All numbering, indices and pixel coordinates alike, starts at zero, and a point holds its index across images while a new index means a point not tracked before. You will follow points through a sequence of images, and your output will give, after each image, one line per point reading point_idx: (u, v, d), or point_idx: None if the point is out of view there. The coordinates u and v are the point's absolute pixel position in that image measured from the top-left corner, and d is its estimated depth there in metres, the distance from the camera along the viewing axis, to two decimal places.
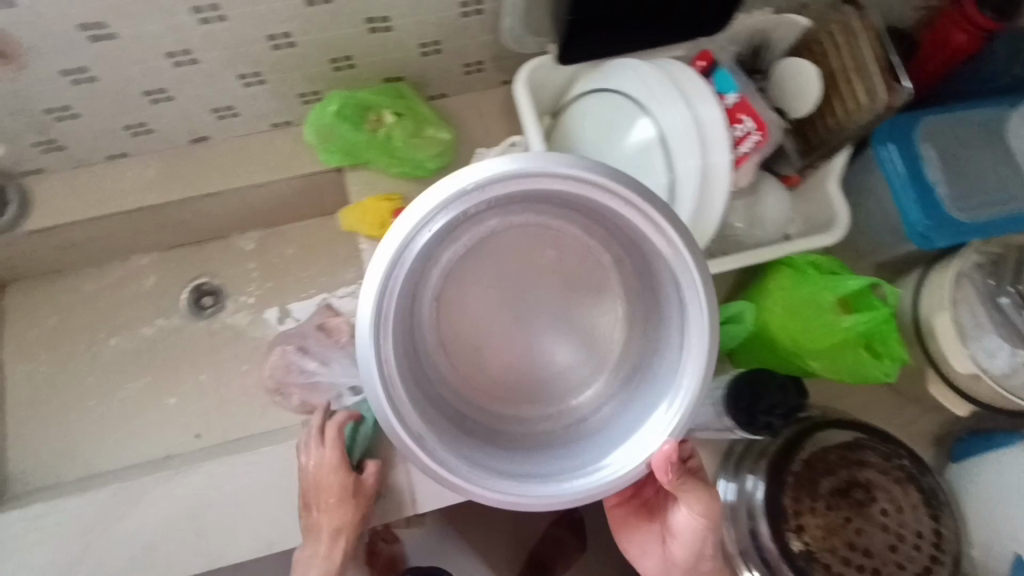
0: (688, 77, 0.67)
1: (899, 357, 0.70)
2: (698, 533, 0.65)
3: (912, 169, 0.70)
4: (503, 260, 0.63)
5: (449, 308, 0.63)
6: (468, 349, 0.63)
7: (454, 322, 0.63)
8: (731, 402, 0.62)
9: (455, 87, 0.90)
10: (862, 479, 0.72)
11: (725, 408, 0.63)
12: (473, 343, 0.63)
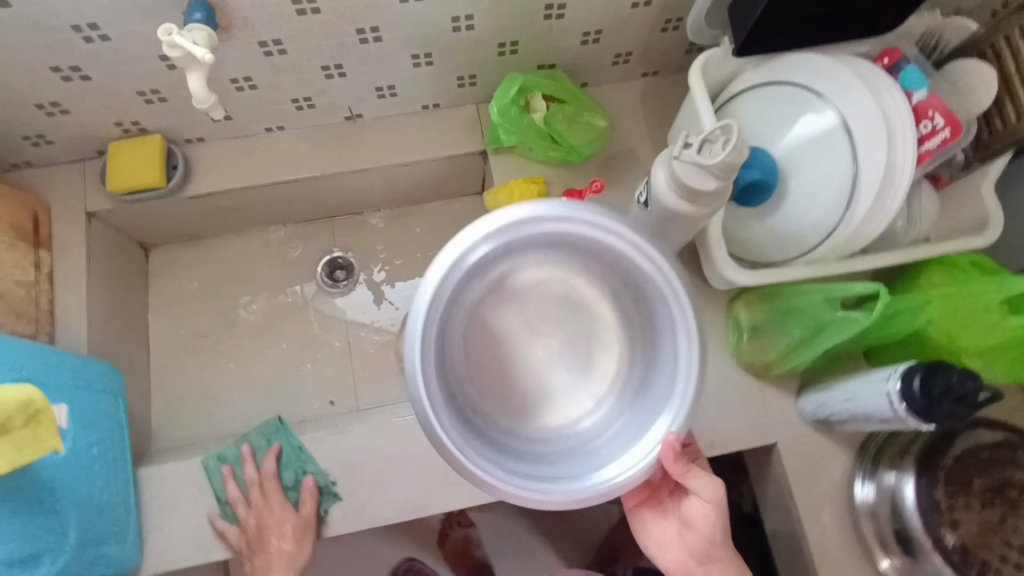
0: (875, 75, 0.69)
1: None
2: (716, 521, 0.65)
3: None
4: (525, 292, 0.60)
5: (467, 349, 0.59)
6: (491, 370, 0.59)
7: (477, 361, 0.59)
8: (912, 395, 0.63)
9: (600, 77, 0.93)
10: (1016, 479, 0.73)
11: (903, 399, 0.64)
12: (494, 380, 0.59)
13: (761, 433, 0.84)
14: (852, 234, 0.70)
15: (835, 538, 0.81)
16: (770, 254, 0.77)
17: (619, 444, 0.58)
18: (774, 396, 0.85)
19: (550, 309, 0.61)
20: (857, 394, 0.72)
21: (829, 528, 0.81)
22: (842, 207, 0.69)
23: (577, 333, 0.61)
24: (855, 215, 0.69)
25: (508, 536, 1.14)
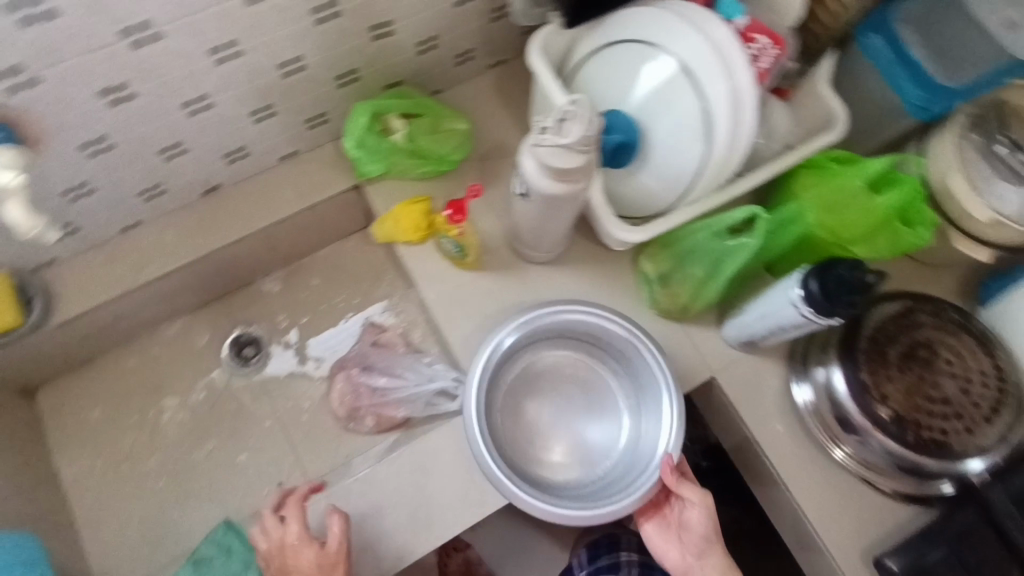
0: (696, 13, 0.71)
1: (930, 222, 0.76)
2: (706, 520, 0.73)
3: (897, 51, 0.78)
4: (546, 381, 0.86)
5: (515, 418, 0.84)
6: (535, 437, 0.83)
7: (522, 426, 0.83)
8: (815, 296, 0.66)
9: (449, 80, 0.92)
10: (923, 340, 0.79)
11: (809, 302, 0.67)
12: (538, 437, 0.83)
13: (700, 371, 0.87)
14: (719, 166, 0.73)
15: (792, 443, 0.85)
16: (654, 205, 0.79)
17: (637, 465, 0.78)
18: (702, 332, 0.89)
19: (568, 379, 0.86)
20: (767, 311, 0.76)
21: (784, 435, 0.86)
22: (704, 145, 0.72)
23: (587, 392, 0.86)
24: (717, 149, 0.72)
25: (504, 546, 1.14)
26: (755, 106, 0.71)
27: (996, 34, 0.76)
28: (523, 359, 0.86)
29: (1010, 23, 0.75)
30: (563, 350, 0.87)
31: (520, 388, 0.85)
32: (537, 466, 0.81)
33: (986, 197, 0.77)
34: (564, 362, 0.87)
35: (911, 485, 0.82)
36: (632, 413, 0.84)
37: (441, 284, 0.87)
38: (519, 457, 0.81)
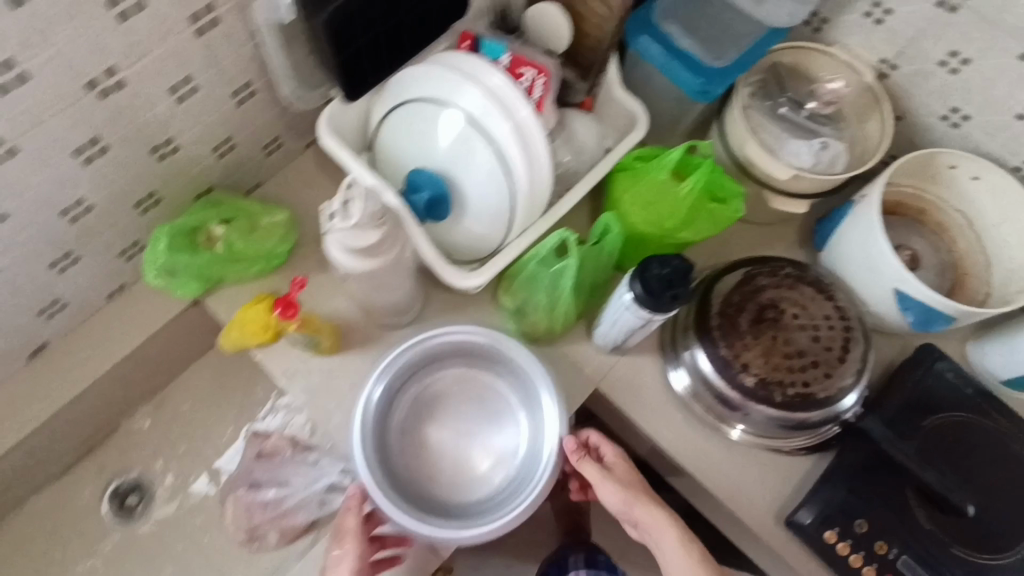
0: (465, 63, 0.72)
1: (737, 193, 0.80)
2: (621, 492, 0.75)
3: (668, 47, 0.82)
4: (433, 401, 0.84)
5: (414, 449, 0.82)
6: (438, 459, 0.82)
7: (430, 461, 0.82)
8: (642, 296, 0.68)
9: (265, 172, 0.91)
10: (768, 301, 0.83)
11: (639, 303, 0.69)
12: (443, 459, 0.82)
13: (585, 386, 0.88)
14: (529, 198, 0.75)
15: (686, 426, 0.87)
16: (485, 246, 0.80)
17: (537, 459, 0.79)
18: (577, 346, 0.90)
19: (451, 398, 0.84)
20: (612, 318, 0.77)
21: (677, 422, 0.88)
22: (507, 182, 0.74)
23: (477, 400, 0.85)
24: (521, 182, 0.73)
25: None
26: (543, 135, 0.73)
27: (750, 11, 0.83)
28: (407, 394, 0.83)
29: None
30: (441, 373, 0.85)
31: (410, 417, 0.83)
32: (449, 488, 0.81)
33: (785, 157, 0.82)
34: (445, 382, 0.85)
35: (806, 437, 0.85)
36: (522, 405, 0.84)
37: (305, 378, 0.84)
38: (431, 488, 0.81)
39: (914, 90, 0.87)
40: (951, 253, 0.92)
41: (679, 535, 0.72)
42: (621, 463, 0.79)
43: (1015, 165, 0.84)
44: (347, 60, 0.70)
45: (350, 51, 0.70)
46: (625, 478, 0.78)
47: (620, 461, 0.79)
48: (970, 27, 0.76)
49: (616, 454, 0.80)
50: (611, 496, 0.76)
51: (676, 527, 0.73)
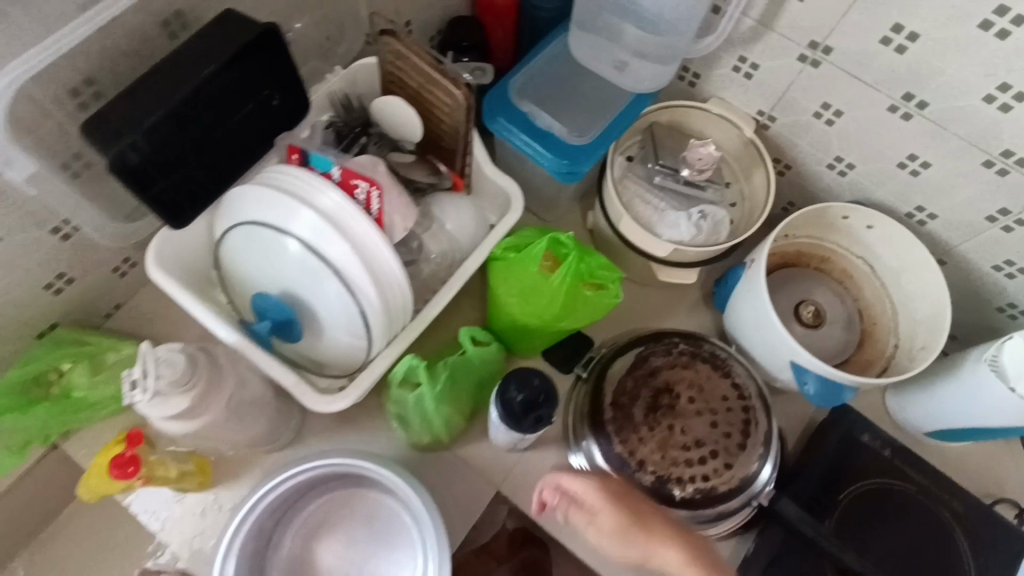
0: (294, 179, 0.65)
1: (614, 277, 0.74)
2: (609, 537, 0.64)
3: (529, 130, 0.76)
4: (317, 532, 0.78)
5: None
6: None
7: None
8: (503, 417, 0.63)
9: (122, 293, 0.84)
10: (662, 385, 0.78)
11: (503, 424, 0.63)
12: None
13: (485, 489, 0.82)
14: (386, 316, 0.69)
15: None
16: (353, 361, 0.75)
17: None
18: (473, 445, 0.84)
19: (336, 523, 0.78)
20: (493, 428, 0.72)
21: None
22: (357, 305, 0.68)
23: (366, 525, 0.78)
24: (371, 304, 0.67)
25: None
26: (390, 249, 0.67)
27: (613, 78, 0.78)
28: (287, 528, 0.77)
29: (618, 64, 0.77)
30: (324, 498, 0.79)
31: (293, 553, 0.77)
32: None
33: (664, 234, 0.78)
34: (327, 507, 0.79)
35: (727, 526, 0.76)
36: (413, 528, 0.77)
37: (180, 517, 0.79)
38: None
39: (796, 140, 0.82)
40: (857, 301, 0.87)
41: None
42: (606, 506, 0.65)
43: (907, 211, 0.80)
44: (163, 190, 0.65)
45: (164, 182, 0.65)
46: (611, 520, 0.64)
47: (606, 515, 0.65)
48: (835, 81, 0.72)
49: (597, 497, 0.65)
50: (619, 550, 0.65)
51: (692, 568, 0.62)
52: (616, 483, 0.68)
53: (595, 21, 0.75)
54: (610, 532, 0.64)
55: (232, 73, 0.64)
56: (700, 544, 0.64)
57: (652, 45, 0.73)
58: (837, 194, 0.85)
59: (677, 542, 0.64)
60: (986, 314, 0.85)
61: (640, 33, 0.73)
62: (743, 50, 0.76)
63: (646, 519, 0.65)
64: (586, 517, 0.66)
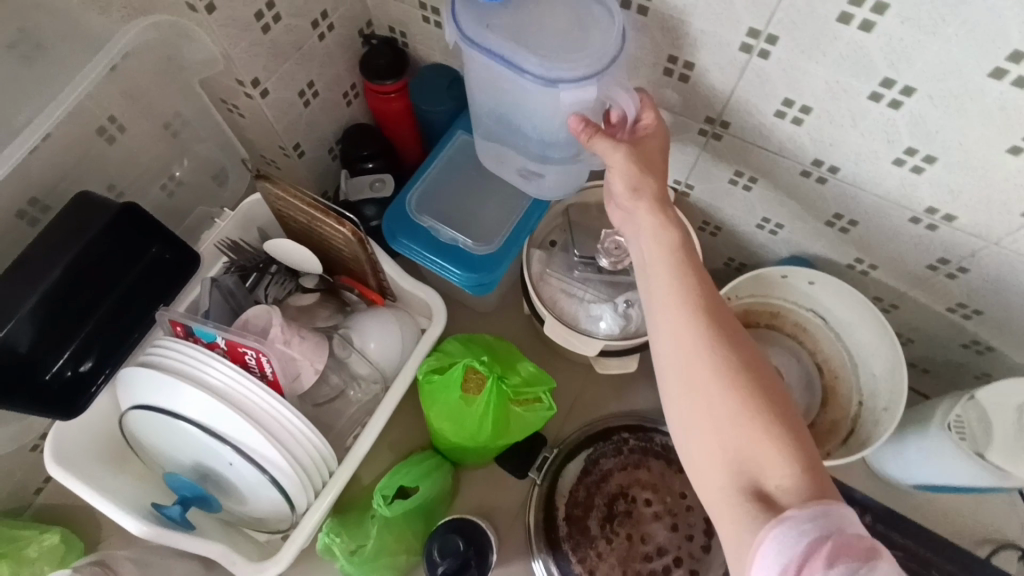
0: (179, 355, 0.62)
1: (540, 387, 0.70)
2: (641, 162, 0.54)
3: (431, 245, 0.72)
4: None
5: None
6: None
7: None
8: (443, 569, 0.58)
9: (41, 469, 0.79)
10: (616, 490, 0.72)
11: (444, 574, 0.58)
12: None
13: None
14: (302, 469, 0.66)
15: None
16: (281, 518, 0.70)
17: None
18: None
19: None
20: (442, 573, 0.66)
21: None
22: (268, 466, 0.64)
23: None
24: (282, 463, 0.64)
25: None
26: (289, 405, 0.64)
27: (521, 185, 0.72)
28: None
29: (524, 173, 0.70)
30: None
31: None
32: None
33: (591, 331, 0.73)
34: None
35: None
36: None
37: None
38: None
39: (719, 204, 0.77)
40: (814, 355, 0.84)
41: (689, 313, 0.47)
42: (624, 148, 0.54)
43: (848, 262, 0.75)
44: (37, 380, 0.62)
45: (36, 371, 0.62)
46: (644, 162, 0.54)
47: (623, 156, 0.54)
48: (740, 151, 0.67)
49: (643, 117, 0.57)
50: (619, 216, 0.58)
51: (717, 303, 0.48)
52: (658, 150, 0.56)
53: (489, 132, 0.69)
54: (631, 205, 0.54)
55: (92, 250, 0.61)
56: (729, 318, 0.47)
57: (545, 162, 0.67)
58: (773, 250, 0.80)
59: (680, 265, 0.50)
60: (953, 352, 0.79)
61: (529, 152, 0.67)
62: None
63: (654, 211, 0.52)
64: (610, 141, 0.54)
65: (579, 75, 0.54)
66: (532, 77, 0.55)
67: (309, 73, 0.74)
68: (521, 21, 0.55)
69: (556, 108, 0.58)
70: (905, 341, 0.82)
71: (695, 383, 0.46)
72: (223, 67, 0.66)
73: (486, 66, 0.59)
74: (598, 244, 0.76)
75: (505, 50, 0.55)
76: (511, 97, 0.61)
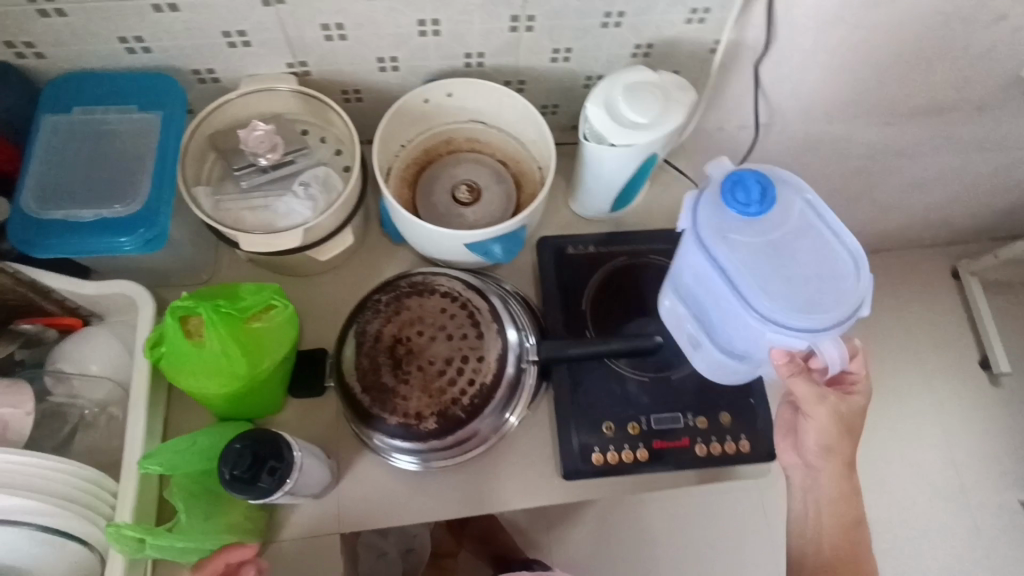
0: None
1: (261, 296, 0.70)
2: (834, 420, 0.71)
3: (75, 231, 0.68)
4: None
5: None
6: None
7: None
8: (237, 483, 0.57)
9: None
10: (393, 339, 0.77)
11: (240, 489, 0.57)
12: None
13: (323, 544, 0.78)
14: (61, 502, 0.61)
15: (434, 485, 0.81)
16: (85, 565, 0.66)
17: None
18: (285, 519, 0.78)
19: None
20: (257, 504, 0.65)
21: (425, 490, 0.80)
22: (18, 521, 0.59)
23: None
24: (30, 508, 0.59)
25: None
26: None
27: (685, 349, 0.82)
28: None
29: (692, 341, 0.81)
30: None
31: None
32: None
33: (291, 224, 0.75)
34: None
35: (521, 403, 0.80)
36: None
37: None
38: None
39: (338, 68, 0.81)
40: (494, 154, 0.93)
41: (831, 504, 0.75)
42: (823, 405, 0.70)
43: (463, 62, 0.84)
44: None
45: None
46: (851, 427, 0.72)
47: (826, 420, 0.71)
48: (306, 4, 0.71)
49: (860, 411, 0.72)
50: (795, 459, 0.77)
51: (842, 487, 0.74)
52: (859, 405, 0.71)
53: (680, 296, 0.79)
54: (811, 463, 0.74)
55: None
56: (845, 518, 0.74)
57: (732, 356, 0.77)
58: (410, 86, 0.87)
59: (846, 531, 0.75)
60: (584, 94, 0.93)
61: (726, 358, 0.78)
62: (218, 24, 0.72)
63: (833, 454, 0.73)
64: (802, 384, 0.68)
65: (799, 326, 0.64)
66: (753, 307, 0.66)
67: None
68: (754, 266, 0.67)
69: (764, 338, 0.69)
70: (553, 108, 0.95)
71: (816, 554, 0.75)
72: None
73: (704, 269, 0.71)
74: (245, 147, 0.76)
75: (738, 274, 0.67)
76: (721, 301, 0.71)
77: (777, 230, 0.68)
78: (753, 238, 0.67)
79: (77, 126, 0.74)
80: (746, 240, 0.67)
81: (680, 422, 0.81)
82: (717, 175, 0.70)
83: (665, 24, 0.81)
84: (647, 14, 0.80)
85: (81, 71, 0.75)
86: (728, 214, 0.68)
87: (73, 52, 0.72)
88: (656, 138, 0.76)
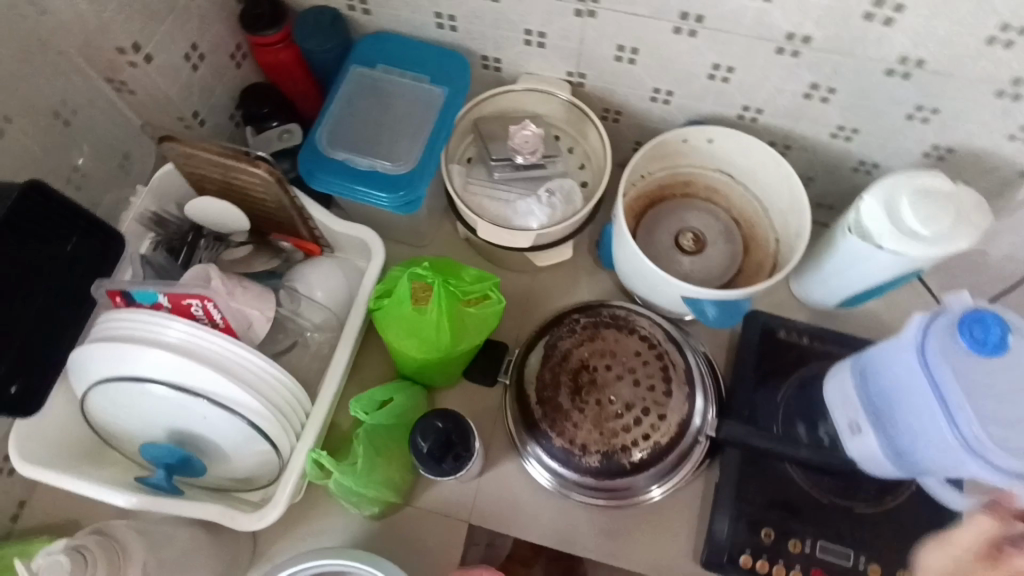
0: (128, 324, 0.63)
1: (486, 285, 0.73)
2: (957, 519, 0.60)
3: (351, 176, 0.75)
4: None
5: None
6: None
7: None
8: (428, 456, 0.60)
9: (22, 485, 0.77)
10: (579, 363, 0.77)
11: (428, 465, 0.60)
12: None
13: (452, 526, 0.80)
14: (273, 409, 0.68)
15: (570, 516, 0.80)
16: (269, 467, 0.73)
17: None
18: (427, 489, 0.81)
19: None
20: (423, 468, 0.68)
21: (560, 517, 0.80)
22: (240, 414, 0.66)
23: None
24: (253, 405, 0.66)
25: None
26: (246, 347, 0.66)
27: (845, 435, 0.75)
28: None
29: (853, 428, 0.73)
30: None
31: None
32: None
33: (525, 226, 0.77)
34: None
35: (683, 471, 0.76)
36: None
37: None
38: None
39: (612, 88, 0.82)
40: (729, 210, 0.89)
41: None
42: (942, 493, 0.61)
43: (737, 113, 0.80)
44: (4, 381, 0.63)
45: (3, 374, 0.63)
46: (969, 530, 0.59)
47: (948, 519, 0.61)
48: (614, 24, 0.71)
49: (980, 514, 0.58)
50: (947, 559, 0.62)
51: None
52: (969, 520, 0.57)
53: (861, 378, 0.72)
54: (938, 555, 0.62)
55: (16, 231, 0.61)
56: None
57: (898, 458, 0.68)
58: (672, 121, 0.85)
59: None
60: (848, 177, 0.86)
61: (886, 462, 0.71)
62: (527, 24, 0.74)
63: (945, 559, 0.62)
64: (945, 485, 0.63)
65: (999, 467, 0.57)
66: (957, 428, 0.59)
67: (188, 35, 0.74)
68: (974, 394, 0.59)
69: (950, 461, 0.62)
70: (807, 181, 0.89)
71: None
72: (98, 36, 0.66)
73: (912, 376, 0.64)
74: (511, 142, 0.80)
75: (952, 396, 0.60)
76: (915, 410, 0.64)
77: (1009, 370, 0.59)
78: (980, 372, 0.60)
79: (376, 81, 0.80)
80: (974, 369, 0.60)
81: (849, 561, 0.73)
82: (955, 308, 0.61)
83: (980, 134, 0.72)
84: (963, 119, 0.71)
85: (394, 33, 0.81)
86: (960, 341, 0.60)
87: (395, 16, 0.79)
88: (934, 254, 0.68)
